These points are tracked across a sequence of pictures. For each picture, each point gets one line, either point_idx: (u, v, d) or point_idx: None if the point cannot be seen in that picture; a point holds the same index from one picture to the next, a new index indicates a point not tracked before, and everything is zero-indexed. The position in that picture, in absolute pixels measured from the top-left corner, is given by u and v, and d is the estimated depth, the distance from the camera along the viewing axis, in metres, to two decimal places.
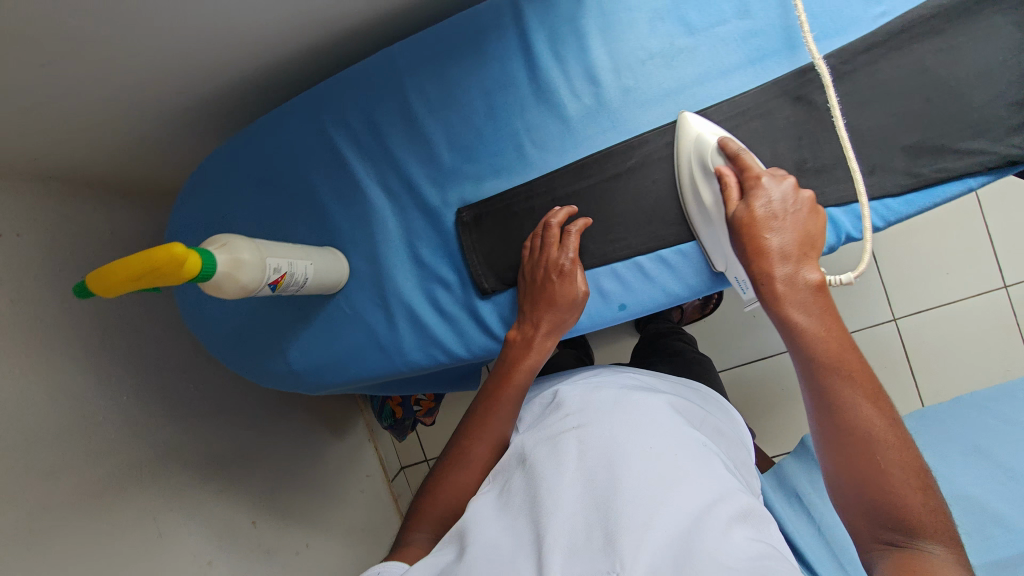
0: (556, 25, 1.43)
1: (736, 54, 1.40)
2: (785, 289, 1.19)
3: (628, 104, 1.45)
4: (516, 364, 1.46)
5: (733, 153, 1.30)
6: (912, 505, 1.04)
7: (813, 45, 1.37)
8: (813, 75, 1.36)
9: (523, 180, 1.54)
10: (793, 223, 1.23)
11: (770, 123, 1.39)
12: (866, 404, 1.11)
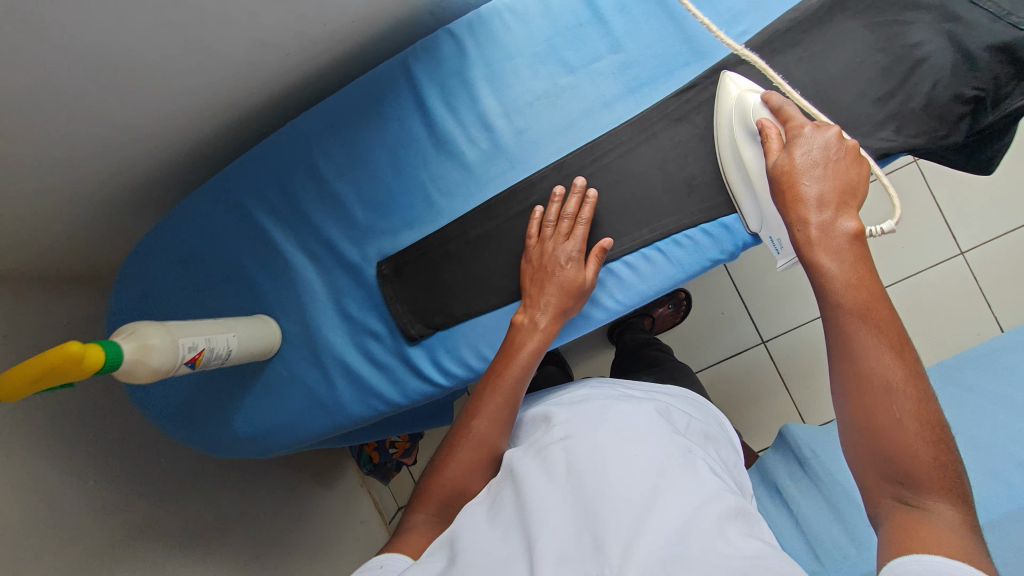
0: (445, 78, 1.53)
1: (616, 86, 1.53)
2: (807, 236, 1.24)
3: (524, 143, 1.54)
4: (522, 342, 1.40)
5: (776, 109, 1.36)
6: (922, 454, 1.00)
7: (694, 56, 1.52)
8: (706, 79, 1.50)
9: (436, 227, 1.58)
10: (835, 172, 1.26)
11: (633, 158, 1.52)
12: (884, 360, 1.07)
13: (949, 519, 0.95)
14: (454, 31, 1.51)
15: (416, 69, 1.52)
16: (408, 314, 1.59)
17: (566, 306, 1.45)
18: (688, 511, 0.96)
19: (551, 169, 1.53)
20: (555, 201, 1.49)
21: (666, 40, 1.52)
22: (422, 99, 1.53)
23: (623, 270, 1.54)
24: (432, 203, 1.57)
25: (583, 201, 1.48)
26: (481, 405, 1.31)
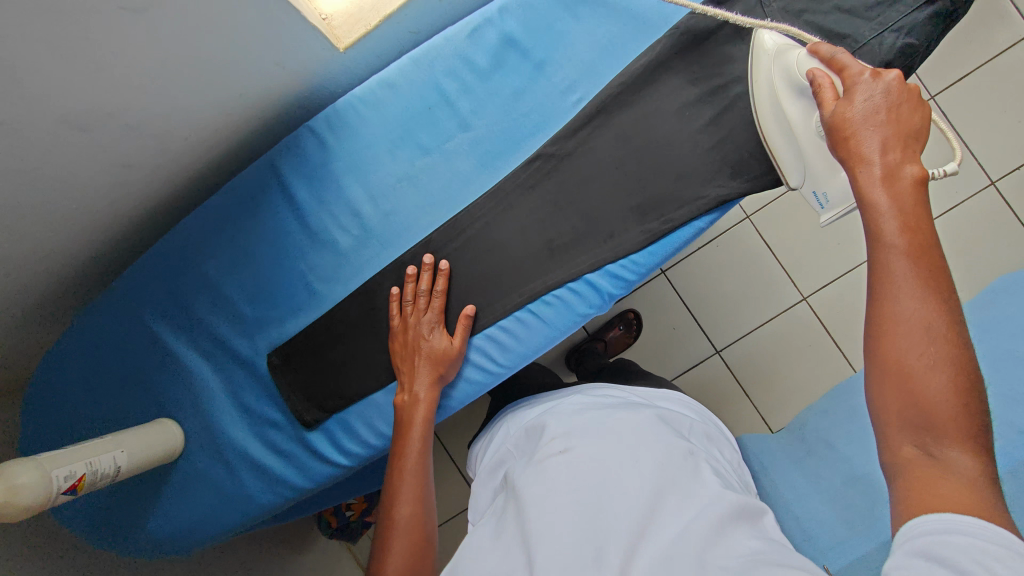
0: (308, 173, 0.77)
1: (503, 134, 0.74)
2: (877, 172, 0.50)
3: (393, 232, 0.76)
4: (410, 423, 0.70)
5: (824, 61, 0.56)
6: (951, 409, 0.42)
7: (654, 31, 0.71)
8: (689, 54, 0.70)
9: (302, 333, 0.78)
10: (885, 108, 0.51)
11: (646, 125, 0.72)
12: (930, 292, 0.46)
13: (970, 474, 0.41)
14: (312, 122, 0.77)
15: (273, 161, 0.77)
16: (304, 399, 0.78)
17: (441, 379, 0.72)
18: (698, 504, 0.50)
19: (423, 246, 0.76)
20: (425, 286, 0.74)
21: (508, 109, 0.74)
22: (294, 197, 0.77)
23: (489, 344, 0.75)
24: (312, 291, 0.78)
25: (440, 287, 0.74)
26: (392, 487, 0.67)
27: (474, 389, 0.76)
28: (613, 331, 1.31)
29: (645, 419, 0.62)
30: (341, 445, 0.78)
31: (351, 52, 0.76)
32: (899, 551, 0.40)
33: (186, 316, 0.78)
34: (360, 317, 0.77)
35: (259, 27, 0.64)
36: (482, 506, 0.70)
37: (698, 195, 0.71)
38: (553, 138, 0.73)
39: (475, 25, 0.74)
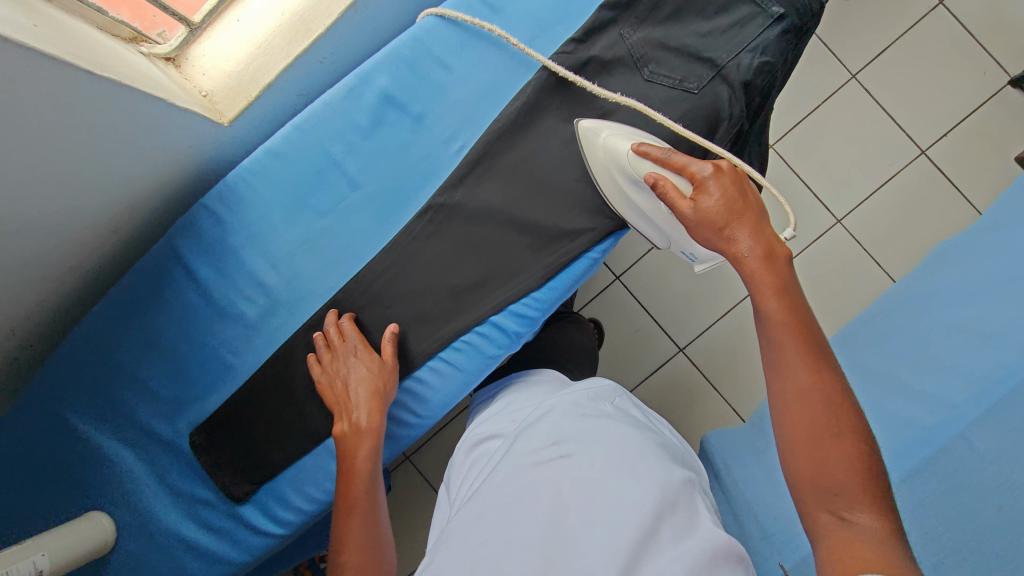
0: (207, 250, 0.77)
1: (393, 189, 0.75)
2: (751, 257, 0.55)
3: (298, 298, 0.77)
4: (349, 460, 0.68)
5: (659, 162, 0.61)
6: (858, 476, 0.46)
7: (523, 73, 0.73)
8: (561, 91, 0.72)
9: (223, 407, 0.77)
10: (735, 199, 0.56)
11: (530, 162, 0.73)
12: (810, 366, 0.50)
13: (874, 529, 0.44)
14: (205, 200, 0.77)
15: (171, 242, 0.77)
16: (232, 473, 0.77)
17: (381, 399, 0.70)
18: (693, 537, 0.50)
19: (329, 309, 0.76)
20: (341, 321, 0.74)
21: (394, 164, 0.75)
22: (196, 274, 0.77)
23: (407, 396, 0.75)
24: (227, 365, 0.78)
25: (349, 319, 0.74)
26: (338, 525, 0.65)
27: (399, 445, 0.76)
28: None
29: (642, 433, 0.61)
30: (275, 514, 0.77)
31: (237, 124, 0.78)
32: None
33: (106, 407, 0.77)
34: (276, 385, 0.77)
35: (133, 117, 0.64)
36: (444, 504, 0.68)
37: (589, 227, 0.72)
38: (443, 188, 0.74)
39: (351, 86, 0.74)
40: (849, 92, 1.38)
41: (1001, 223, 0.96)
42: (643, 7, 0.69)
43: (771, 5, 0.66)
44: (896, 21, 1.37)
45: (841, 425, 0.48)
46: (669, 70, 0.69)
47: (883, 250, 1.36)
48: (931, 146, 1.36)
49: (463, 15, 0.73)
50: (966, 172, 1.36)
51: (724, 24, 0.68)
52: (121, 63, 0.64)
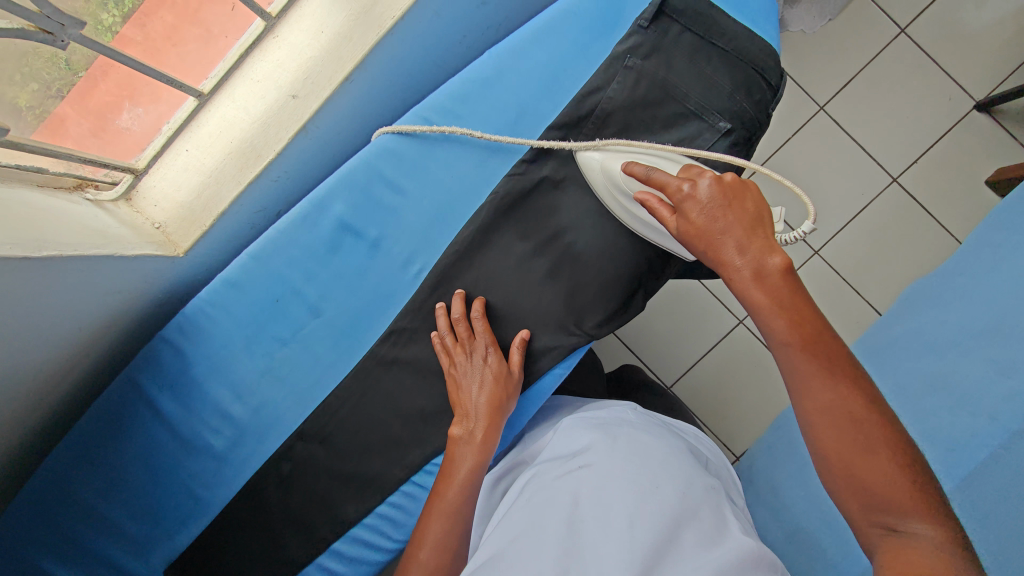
0: (171, 383, 0.76)
1: (356, 313, 0.74)
2: (750, 272, 0.53)
3: (267, 425, 0.76)
4: (453, 467, 0.64)
5: (643, 180, 0.60)
6: (901, 486, 0.46)
7: (477, 192, 0.73)
8: (515, 208, 0.72)
9: (197, 539, 0.77)
10: (723, 210, 0.54)
11: (490, 282, 0.72)
12: (839, 384, 0.51)
13: (937, 539, 0.44)
14: (163, 334, 0.75)
15: (130, 378, 0.75)
16: None
17: (495, 409, 0.66)
18: (712, 547, 0.47)
19: (299, 437, 0.75)
20: (475, 313, 0.70)
21: (354, 289, 0.74)
22: (159, 409, 0.76)
23: (382, 522, 0.75)
24: (199, 498, 0.77)
25: (479, 311, 0.70)
26: (425, 527, 0.62)
27: (376, 569, 0.76)
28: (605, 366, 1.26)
29: (665, 441, 0.59)
30: None
31: (193, 251, 0.76)
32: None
33: (73, 550, 0.75)
34: (249, 518, 0.76)
35: (81, 278, 0.63)
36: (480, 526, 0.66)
37: (553, 346, 0.71)
38: (406, 312, 0.74)
39: (305, 214, 0.73)
40: (817, 125, 1.36)
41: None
42: (590, 127, 0.70)
43: (717, 121, 0.66)
44: (860, 51, 1.35)
45: (875, 441, 0.48)
46: None
47: (862, 282, 1.33)
48: (903, 173, 1.34)
49: (415, 139, 0.72)
50: (939, 197, 1.34)
51: (672, 140, 0.67)
52: (65, 226, 0.62)
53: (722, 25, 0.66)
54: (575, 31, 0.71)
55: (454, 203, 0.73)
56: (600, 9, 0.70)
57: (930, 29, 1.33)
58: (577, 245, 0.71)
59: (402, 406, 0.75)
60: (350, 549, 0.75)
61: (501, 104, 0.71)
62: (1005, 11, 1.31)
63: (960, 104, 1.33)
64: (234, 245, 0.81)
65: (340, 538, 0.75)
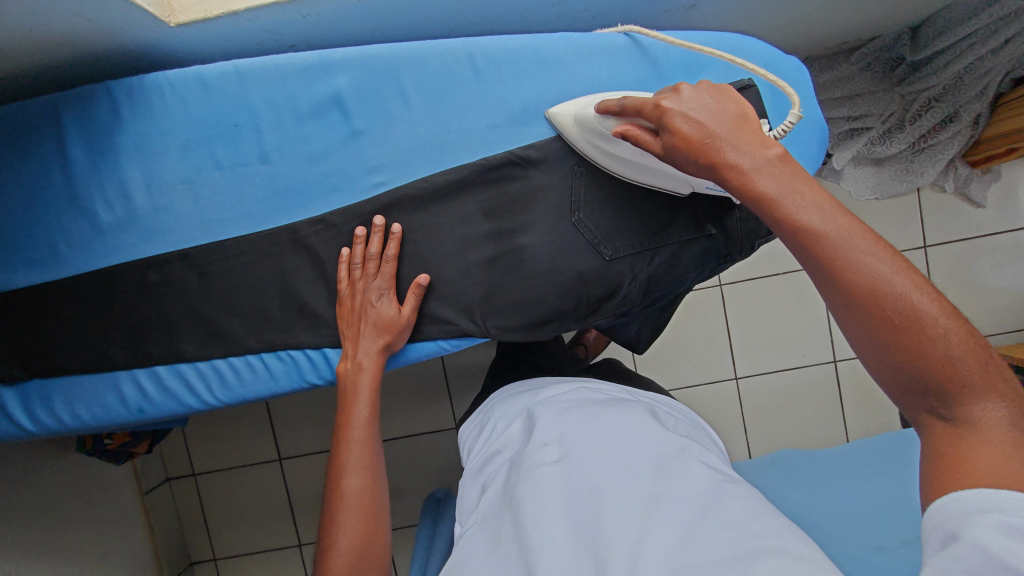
0: (92, 132, 0.71)
1: (301, 183, 0.72)
2: (747, 165, 0.51)
3: (160, 229, 0.73)
4: (353, 400, 0.70)
5: (619, 112, 0.61)
6: (956, 360, 0.41)
7: (473, 149, 0.71)
8: (498, 183, 0.71)
9: (36, 284, 0.75)
10: (708, 113, 0.54)
11: (436, 233, 0.72)
12: (867, 258, 0.45)
13: (1001, 415, 0.40)
14: (112, 83, 0.70)
15: (56, 104, 0.71)
16: (11, 351, 0.75)
17: (390, 347, 0.71)
18: (698, 504, 0.52)
19: (181, 259, 0.73)
20: (387, 253, 0.70)
21: (310, 161, 0.72)
22: (67, 151, 0.72)
23: (212, 374, 0.75)
24: (56, 251, 0.74)
25: (392, 249, 0.70)
26: (342, 457, 0.68)
27: (182, 409, 0.76)
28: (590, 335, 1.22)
29: (635, 418, 0.64)
30: (33, 413, 0.76)
31: (184, 28, 0.70)
32: (931, 537, 0.39)
33: None
34: (94, 299, 0.75)
35: None
36: (470, 482, 0.75)
37: (450, 322, 0.73)
38: (343, 213, 0.72)
39: (309, 66, 0.70)
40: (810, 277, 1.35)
41: (826, 470, 1.00)
42: None
43: (706, 228, 0.72)
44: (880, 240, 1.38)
45: (914, 318, 0.43)
46: (596, 224, 0.71)
47: (754, 423, 1.38)
48: (844, 360, 1.37)
49: (449, 65, 0.70)
50: (860, 399, 1.38)
51: (661, 219, 0.71)
52: None
53: None
54: (645, 68, 0.70)
55: (448, 143, 0.71)
56: (679, 63, 0.70)
57: (944, 259, 1.38)
58: (528, 248, 0.71)
59: (290, 288, 0.74)
60: (169, 380, 0.75)
61: (541, 87, 0.70)
62: (1006, 284, 1.38)
63: None
64: (232, 47, 0.76)
65: (165, 366, 0.75)
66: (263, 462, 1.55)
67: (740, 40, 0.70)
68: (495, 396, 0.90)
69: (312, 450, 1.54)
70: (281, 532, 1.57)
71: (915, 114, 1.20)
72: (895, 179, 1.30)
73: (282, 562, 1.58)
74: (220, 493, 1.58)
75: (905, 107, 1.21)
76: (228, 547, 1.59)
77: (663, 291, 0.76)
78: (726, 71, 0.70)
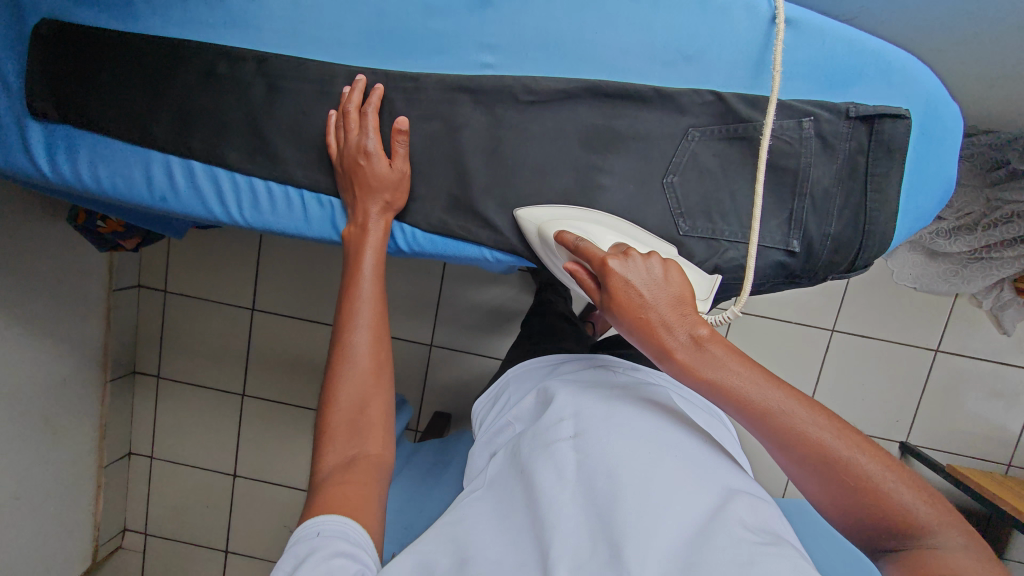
0: None
1: (407, 30, 0.66)
2: (686, 356, 0.50)
3: (246, 23, 0.68)
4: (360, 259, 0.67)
5: (570, 246, 0.59)
6: (904, 504, 0.45)
7: (594, 68, 0.65)
8: (604, 111, 0.66)
9: (98, 31, 0.69)
10: (654, 287, 0.52)
11: (521, 139, 0.67)
12: (808, 424, 0.47)
13: (957, 547, 0.44)
14: None
15: None
16: (50, 88, 0.70)
17: (391, 207, 0.68)
18: (713, 501, 0.51)
19: (257, 61, 0.68)
20: (366, 108, 0.66)
21: (425, 12, 0.65)
22: None
23: (247, 192, 0.71)
24: (131, 4, 0.69)
25: (375, 105, 0.66)
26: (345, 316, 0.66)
27: (203, 215, 0.72)
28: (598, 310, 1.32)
29: (652, 402, 0.63)
30: (53, 156, 0.71)
31: None
32: None
33: None
34: (152, 69, 0.69)
35: None
36: (480, 439, 0.75)
37: (500, 232, 0.69)
38: (438, 80, 0.66)
39: None
40: (815, 338, 1.36)
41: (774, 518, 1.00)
42: (724, 130, 0.64)
43: (794, 238, 0.65)
44: (905, 331, 1.35)
45: (861, 476, 0.45)
46: (684, 194, 0.66)
47: None
48: None
49: None
50: None
51: (754, 210, 0.65)
52: None
53: (884, 195, 0.63)
54: (806, 53, 0.62)
55: (572, 50, 0.65)
56: (842, 62, 0.62)
57: (960, 371, 1.35)
58: (606, 189, 0.67)
59: None
60: (201, 178, 0.71)
61: (692, 29, 0.63)
62: (997, 418, 1.36)
63: (900, 431, 1.39)
64: None
65: (203, 165, 0.70)
66: (235, 308, 1.53)
67: (916, 63, 0.62)
68: (517, 363, 0.88)
69: (287, 314, 1.52)
70: (229, 377, 1.57)
71: (989, 223, 1.14)
72: (941, 278, 1.25)
73: (220, 406, 1.59)
74: (185, 317, 1.56)
75: (982, 213, 1.16)
76: (175, 370, 1.59)
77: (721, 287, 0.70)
78: (885, 89, 0.62)
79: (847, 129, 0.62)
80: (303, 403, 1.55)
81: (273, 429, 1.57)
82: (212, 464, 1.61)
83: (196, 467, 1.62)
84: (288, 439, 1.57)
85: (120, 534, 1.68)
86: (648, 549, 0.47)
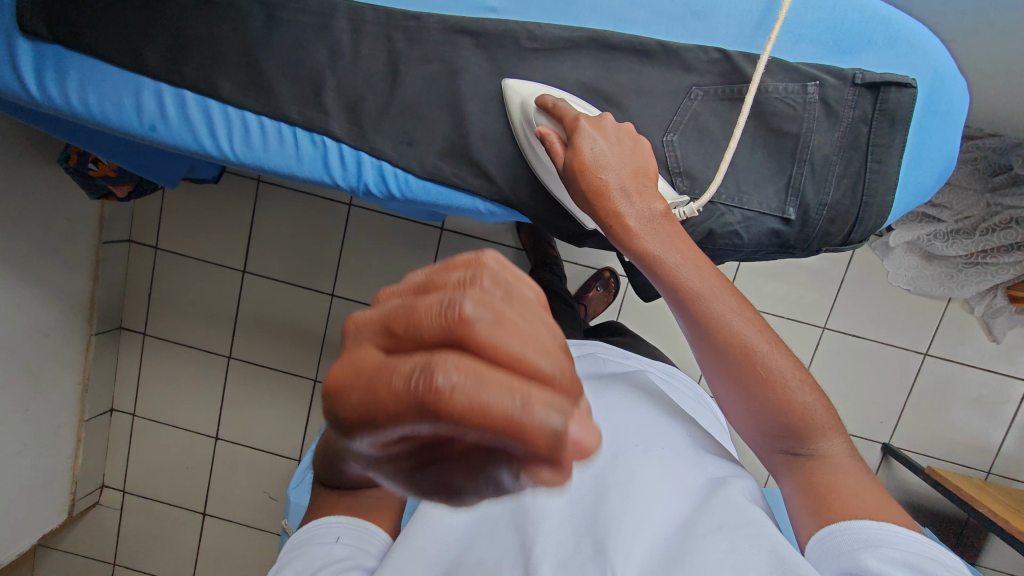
0: None
1: None
2: (633, 223, 0.55)
3: None
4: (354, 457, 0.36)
5: (547, 109, 0.61)
6: (806, 405, 0.48)
7: (599, 18, 0.63)
8: (606, 63, 0.65)
9: None
10: (620, 155, 0.57)
11: (520, 88, 0.66)
12: (733, 314, 0.50)
13: (839, 452, 0.48)
14: None
15: None
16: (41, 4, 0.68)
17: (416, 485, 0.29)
18: (698, 495, 0.51)
19: None
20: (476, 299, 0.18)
21: None
22: None
23: (238, 126, 0.69)
24: None
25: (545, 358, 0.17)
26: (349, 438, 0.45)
27: (192, 147, 0.70)
28: (591, 291, 1.31)
29: (638, 394, 0.62)
30: (40, 75, 0.69)
31: None
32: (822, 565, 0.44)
33: None
34: None
35: None
36: None
37: (494, 181, 0.69)
38: (440, 21, 0.65)
39: None
40: (806, 333, 1.35)
41: None
42: (727, 90, 0.64)
43: (791, 206, 0.64)
44: (897, 332, 1.34)
45: (771, 371, 0.48)
46: (683, 153, 0.65)
47: None
48: None
49: None
50: None
51: (753, 175, 0.65)
52: None
53: (885, 166, 0.62)
54: (815, 16, 0.61)
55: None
56: (851, 28, 0.61)
57: (949, 375, 1.35)
58: None
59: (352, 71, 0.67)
60: (192, 109, 0.69)
61: None
62: (980, 426, 1.36)
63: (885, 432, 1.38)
64: None
65: (195, 95, 0.69)
66: (226, 269, 1.52)
67: (925, 32, 0.61)
68: None
69: (278, 277, 1.50)
70: (216, 338, 1.55)
71: (988, 227, 1.14)
72: (937, 281, 1.25)
73: (206, 368, 1.57)
74: (175, 275, 1.54)
75: (982, 216, 1.16)
76: (163, 328, 1.58)
77: (715, 253, 0.70)
78: (892, 58, 0.61)
79: (852, 95, 0.61)
80: (288, 369, 1.54)
81: (257, 393, 1.56)
82: (195, 425, 1.60)
83: (178, 428, 1.61)
84: (271, 404, 1.55)
85: (98, 491, 1.66)
86: (632, 544, 0.46)
